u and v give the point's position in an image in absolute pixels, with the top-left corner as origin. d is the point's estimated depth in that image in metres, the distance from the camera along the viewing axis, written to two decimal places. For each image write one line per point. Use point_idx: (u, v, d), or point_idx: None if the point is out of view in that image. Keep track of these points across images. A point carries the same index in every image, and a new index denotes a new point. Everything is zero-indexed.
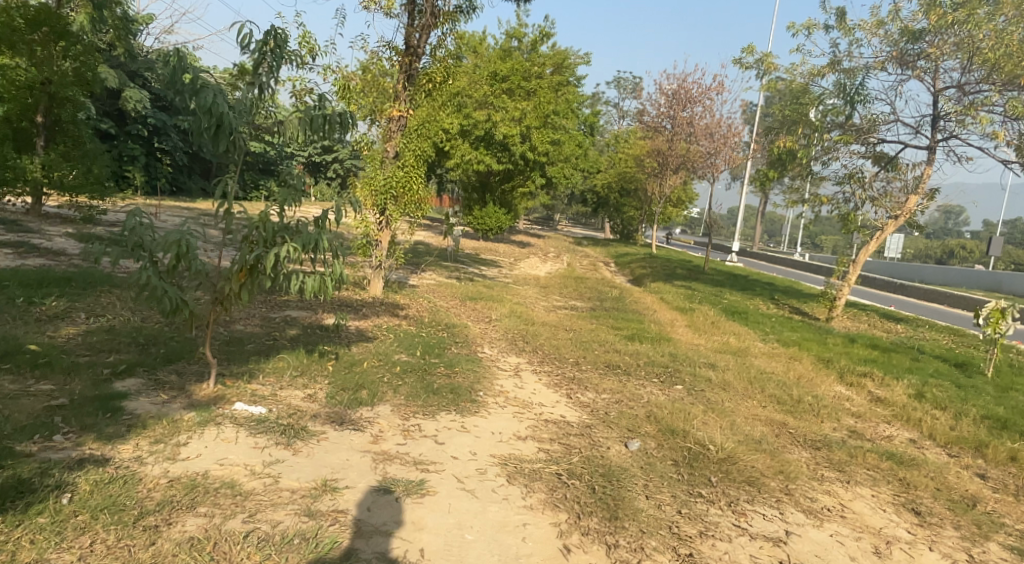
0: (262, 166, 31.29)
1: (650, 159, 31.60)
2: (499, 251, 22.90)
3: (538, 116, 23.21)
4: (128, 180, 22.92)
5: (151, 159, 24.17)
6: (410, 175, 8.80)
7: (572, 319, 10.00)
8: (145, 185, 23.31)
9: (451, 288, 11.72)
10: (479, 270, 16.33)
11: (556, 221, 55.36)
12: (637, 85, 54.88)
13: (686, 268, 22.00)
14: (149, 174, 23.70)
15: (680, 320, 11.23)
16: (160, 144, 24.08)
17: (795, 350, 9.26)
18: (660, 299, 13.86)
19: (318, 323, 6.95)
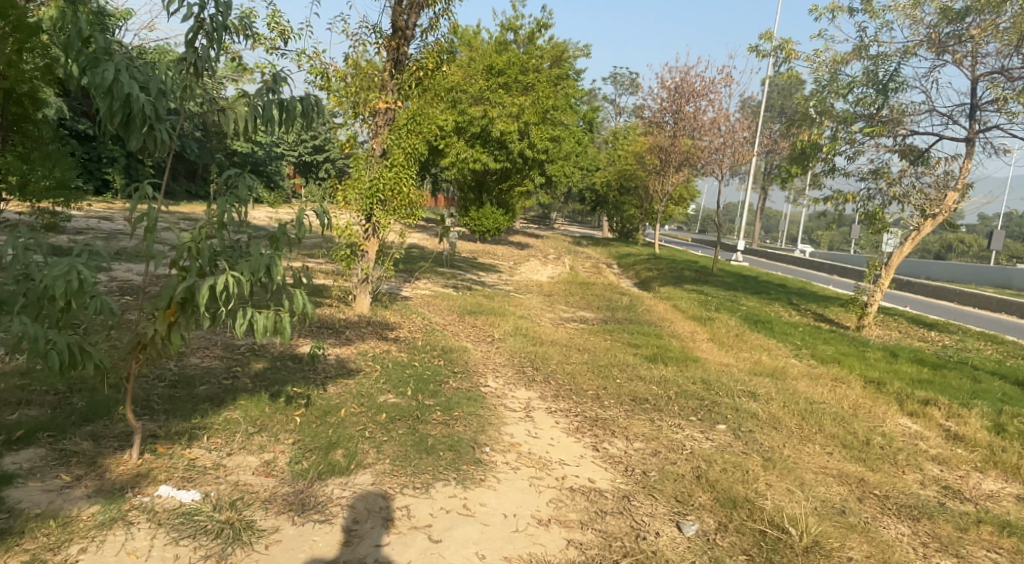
0: (250, 167, 30.25)
1: (652, 156, 30.59)
2: (498, 254, 21.86)
3: (537, 112, 22.20)
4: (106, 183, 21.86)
5: (133, 161, 23.21)
6: (399, 175, 7.71)
7: (585, 336, 8.93)
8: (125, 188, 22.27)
9: (448, 300, 10.61)
10: (477, 276, 15.28)
11: (553, 220, 54.35)
12: (633, 81, 53.90)
13: (693, 270, 20.94)
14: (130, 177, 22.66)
15: (701, 332, 10.19)
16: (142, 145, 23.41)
17: (836, 369, 8.20)
18: (673, 307, 12.85)
19: (290, 354, 5.86)
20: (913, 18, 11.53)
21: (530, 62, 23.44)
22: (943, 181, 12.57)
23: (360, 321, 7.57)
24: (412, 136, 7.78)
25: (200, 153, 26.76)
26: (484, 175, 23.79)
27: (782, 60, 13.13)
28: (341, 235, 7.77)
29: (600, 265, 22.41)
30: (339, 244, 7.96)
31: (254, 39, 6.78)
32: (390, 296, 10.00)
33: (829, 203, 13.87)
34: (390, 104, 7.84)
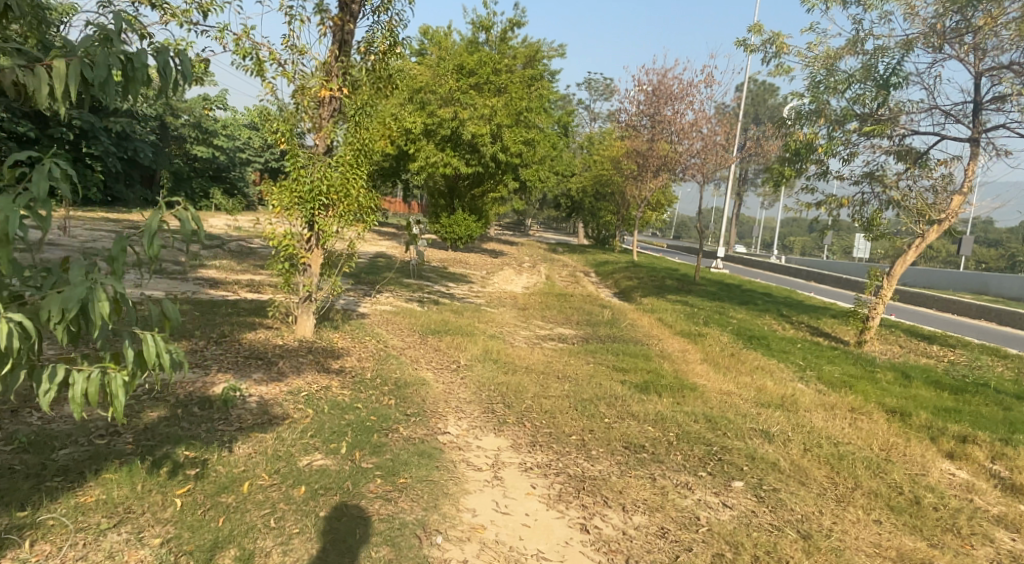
0: (212, 174, 28.78)
1: (629, 161, 29.79)
2: (470, 263, 20.76)
3: (510, 114, 21.18)
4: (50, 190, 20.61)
5: (80, 166, 22.33)
6: (347, 176, 6.58)
7: (566, 359, 7.82)
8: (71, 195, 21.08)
9: (410, 317, 9.41)
10: (446, 287, 14.18)
11: (528, 227, 53.37)
12: (607, 87, 53.48)
13: (675, 278, 20.02)
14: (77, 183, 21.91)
15: (692, 351, 9.19)
16: (87, 148, 22.00)
17: (850, 397, 7.21)
18: (659, 321, 11.89)
19: (199, 398, 4.69)
20: (914, 9, 10.69)
21: (502, 62, 22.37)
22: (942, 184, 11.79)
23: (300, 346, 6.40)
24: (364, 130, 6.65)
25: (156, 158, 25.23)
26: (456, 180, 22.69)
27: (772, 55, 12.20)
28: (278, 245, 6.51)
29: (578, 274, 21.41)
30: (276, 257, 6.74)
31: (164, 11, 5.59)
32: (344, 315, 8.81)
33: (822, 208, 12.96)
34: (337, 91, 6.67)
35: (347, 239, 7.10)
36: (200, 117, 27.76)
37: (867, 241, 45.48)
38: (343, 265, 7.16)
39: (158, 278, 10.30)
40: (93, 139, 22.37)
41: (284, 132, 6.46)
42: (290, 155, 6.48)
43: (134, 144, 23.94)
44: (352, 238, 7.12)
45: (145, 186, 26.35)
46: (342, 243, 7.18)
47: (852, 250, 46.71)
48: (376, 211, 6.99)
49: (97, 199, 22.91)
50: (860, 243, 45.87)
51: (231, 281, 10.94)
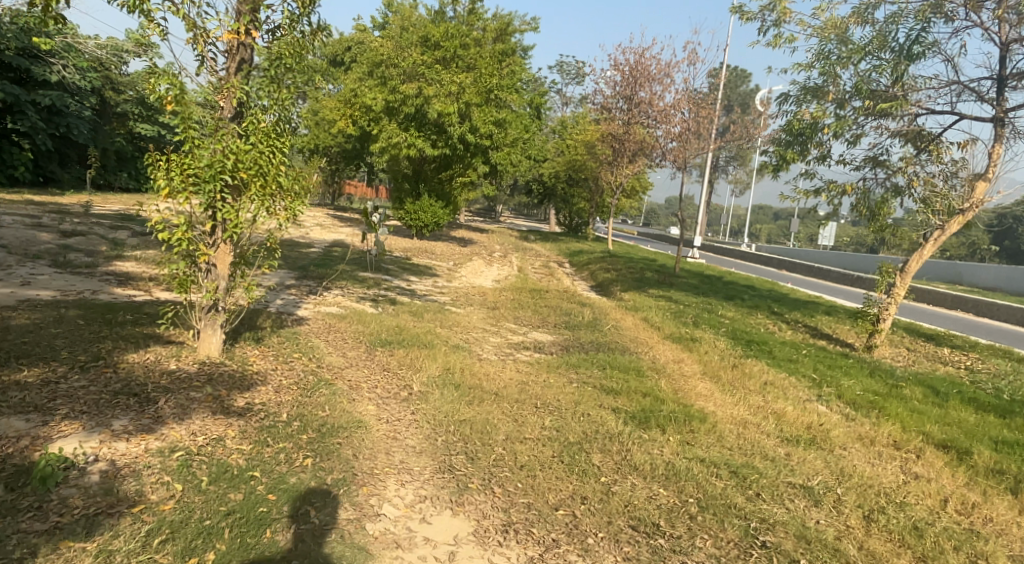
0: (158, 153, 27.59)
1: (603, 145, 28.47)
2: (435, 252, 19.27)
3: (480, 91, 19.66)
4: None
5: (5, 143, 20.23)
6: (262, 149, 5.06)
7: (546, 379, 6.44)
8: None
9: (357, 323, 7.90)
10: (405, 282, 12.71)
11: (498, 213, 51.80)
12: (580, 70, 52.11)
13: (654, 270, 18.77)
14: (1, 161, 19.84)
15: (686, 361, 7.91)
16: (12, 123, 19.86)
17: (886, 424, 5.96)
18: (646, 322, 10.61)
19: (12, 468, 3.22)
20: None
21: (470, 36, 20.80)
22: (954, 170, 10.63)
23: (197, 374, 4.90)
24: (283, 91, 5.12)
25: (94, 136, 23.10)
26: (422, 162, 21.11)
27: (772, 22, 10.81)
28: (169, 241, 4.90)
29: (551, 264, 20.10)
30: (169, 257, 5.16)
31: None
32: (275, 324, 7.25)
33: (822, 196, 11.70)
34: (247, 36, 5.16)
35: (265, 235, 5.55)
36: (143, 92, 25.62)
37: (830, 225, 47.13)
38: (262, 267, 5.62)
39: (54, 275, 8.66)
40: (19, 113, 20.21)
41: (171, 87, 4.84)
42: (181, 119, 4.89)
43: (67, 120, 21.75)
44: (272, 233, 5.56)
45: (82, 166, 24.16)
46: (258, 239, 5.62)
47: (818, 237, 47.41)
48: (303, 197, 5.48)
49: (25, 180, 20.81)
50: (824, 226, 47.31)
51: (148, 278, 9.32)
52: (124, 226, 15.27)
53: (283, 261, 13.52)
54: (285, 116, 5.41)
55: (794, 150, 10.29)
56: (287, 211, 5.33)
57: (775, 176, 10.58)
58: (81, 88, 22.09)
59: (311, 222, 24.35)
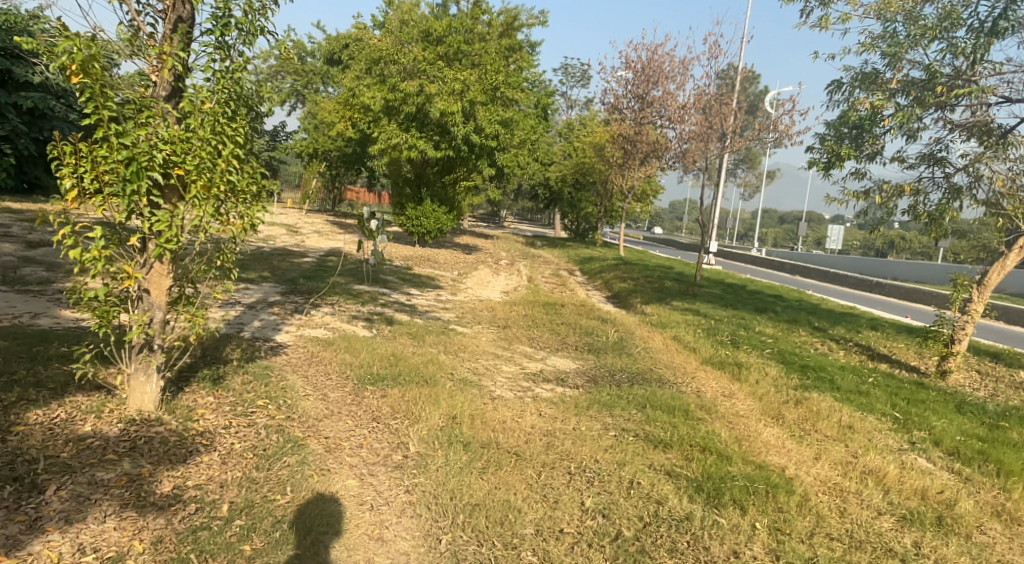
0: None
1: (613, 147, 27.25)
2: (438, 260, 18.02)
3: (485, 90, 18.49)
4: None
5: None
6: (206, 138, 3.78)
7: (575, 429, 5.15)
8: None
9: (343, 352, 6.61)
10: (405, 296, 11.46)
11: (502, 218, 50.54)
12: (585, 71, 51.01)
13: (673, 278, 17.50)
14: None
15: (738, 395, 6.64)
16: None
17: (1013, 488, 4.68)
18: (679, 342, 9.31)
19: None
20: None
21: (475, 30, 19.62)
22: None
23: (117, 441, 3.64)
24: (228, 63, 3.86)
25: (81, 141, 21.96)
26: (423, 165, 19.92)
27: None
28: (80, 261, 3.64)
29: (561, 273, 18.90)
30: (84, 280, 3.89)
31: None
32: (242, 357, 5.95)
33: (874, 199, 10.37)
34: None
35: (216, 248, 4.29)
36: None
37: (838, 227, 46.17)
38: (214, 291, 4.34)
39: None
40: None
41: (77, 52, 3.51)
42: (92, 95, 3.57)
43: (51, 123, 20.57)
44: (226, 246, 4.29)
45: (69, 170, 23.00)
46: (207, 254, 4.36)
47: (826, 239, 46.53)
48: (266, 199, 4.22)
49: (7, 186, 19.64)
50: (830, 228, 46.53)
51: None
52: None
53: (269, 273, 12.27)
54: (239, 93, 4.14)
55: (847, 145, 8.99)
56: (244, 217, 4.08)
57: (825, 175, 9.29)
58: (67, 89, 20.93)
59: (307, 229, 23.13)
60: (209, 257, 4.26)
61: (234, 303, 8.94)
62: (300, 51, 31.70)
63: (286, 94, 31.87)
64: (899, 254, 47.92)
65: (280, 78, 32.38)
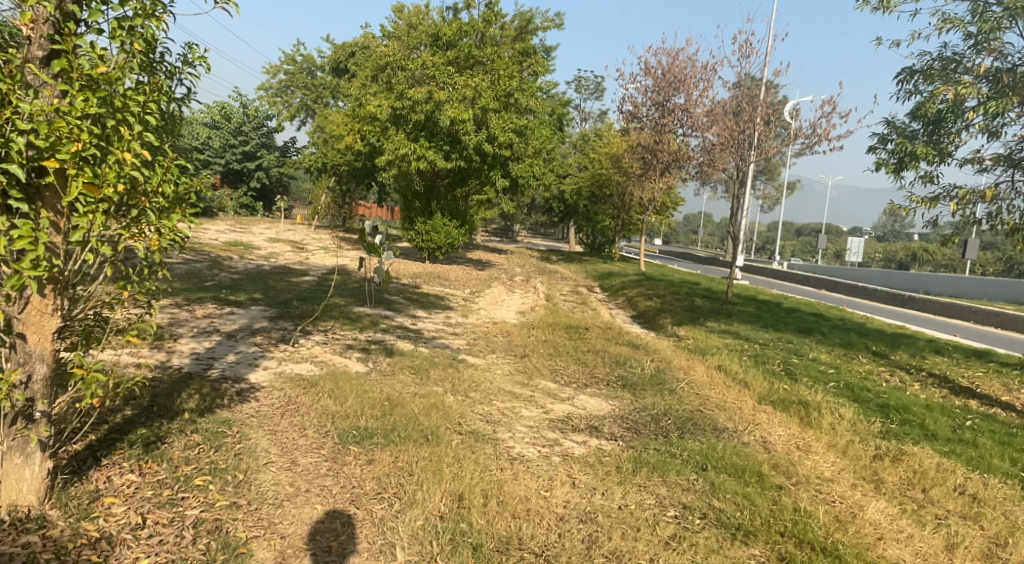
0: None
1: (631, 157, 26.08)
2: (449, 278, 16.85)
3: (498, 96, 17.31)
4: None
5: None
6: (94, 118, 2.65)
7: (623, 508, 3.90)
8: None
9: (327, 397, 5.38)
10: (409, 319, 10.26)
11: (515, 233, 49.46)
12: (600, 84, 50.16)
13: (702, 295, 16.20)
14: None
15: (817, 448, 5.34)
16: None
17: None
18: (725, 374, 8.00)
19: None
20: None
21: (487, 33, 18.59)
22: None
23: None
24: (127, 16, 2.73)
25: None
26: (434, 178, 18.80)
27: None
28: None
29: (580, 290, 17.68)
30: None
31: None
32: (197, 412, 4.75)
33: (951, 208, 8.91)
34: None
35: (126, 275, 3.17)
36: None
37: (859, 239, 44.68)
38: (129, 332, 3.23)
39: None
40: None
41: None
42: None
43: None
44: (132, 272, 3.21)
45: None
46: (116, 279, 3.22)
47: (845, 252, 45.03)
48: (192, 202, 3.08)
49: None
50: (850, 241, 45.06)
51: None
52: None
53: (262, 295, 11.16)
54: (151, 58, 3.03)
55: (923, 144, 7.65)
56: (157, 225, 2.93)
57: (896, 179, 7.97)
58: None
59: (313, 246, 22.05)
60: (114, 287, 3.16)
61: (209, 332, 7.77)
62: (308, 64, 30.94)
63: (296, 109, 31.11)
64: (922, 267, 46.36)
65: (289, 92, 31.64)
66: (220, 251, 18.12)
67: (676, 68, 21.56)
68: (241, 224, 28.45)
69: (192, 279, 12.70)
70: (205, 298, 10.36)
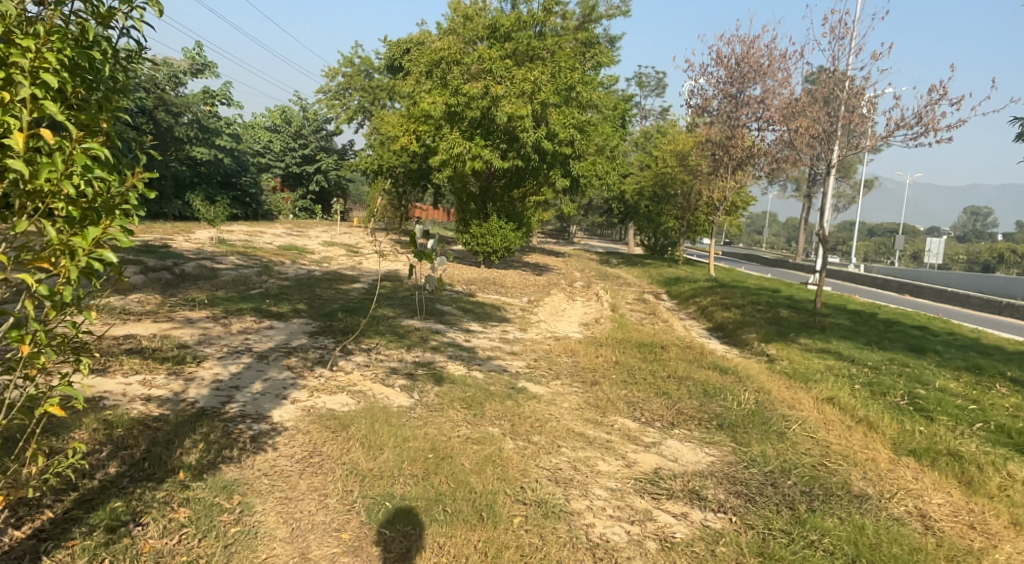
0: (220, 179, 27.05)
1: (698, 155, 24.57)
2: (506, 284, 15.78)
3: (559, 90, 16.10)
4: None
5: None
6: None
7: None
8: None
9: (360, 447, 4.37)
10: (463, 334, 9.20)
11: (573, 235, 48.21)
12: (662, 80, 48.44)
13: (786, 304, 14.64)
14: None
15: (1000, 534, 4.03)
16: None
17: None
18: (840, 411, 6.60)
19: None
20: None
21: (548, 23, 17.47)
22: None
23: None
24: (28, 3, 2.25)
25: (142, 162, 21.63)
26: (490, 178, 17.80)
27: None
28: None
29: (647, 298, 16.37)
30: None
31: None
32: (195, 472, 3.81)
33: None
34: None
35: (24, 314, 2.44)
36: (201, 114, 24.85)
37: (940, 240, 41.56)
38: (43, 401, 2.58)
39: None
40: None
41: None
42: None
43: None
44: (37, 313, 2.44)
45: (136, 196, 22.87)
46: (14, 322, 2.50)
47: (925, 254, 41.96)
48: (128, 203, 2.43)
49: None
50: (930, 241, 41.98)
51: None
52: (135, 263, 12.94)
53: (306, 305, 10.31)
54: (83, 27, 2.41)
55: None
56: (68, 242, 2.27)
57: None
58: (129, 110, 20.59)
59: (367, 249, 21.43)
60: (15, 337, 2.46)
61: (240, 353, 6.89)
62: (365, 66, 30.55)
63: (353, 111, 30.69)
64: (1010, 270, 42.80)
65: (347, 95, 31.28)
66: (272, 255, 17.58)
67: (752, 57, 19.99)
68: (297, 227, 28.16)
69: (237, 287, 12.02)
70: (245, 309, 9.58)
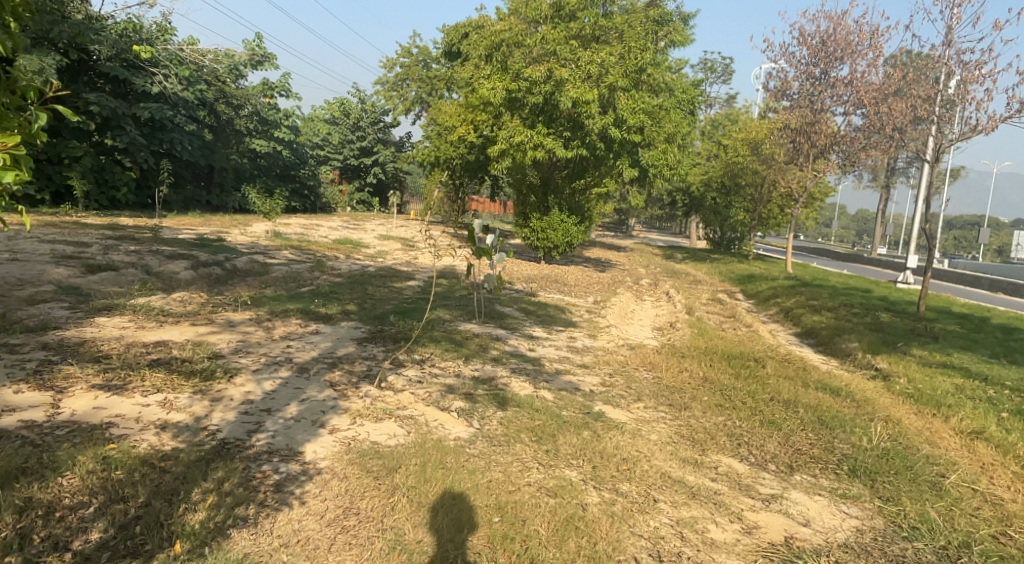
0: (278, 171, 26.88)
1: (773, 143, 22.93)
2: (569, 282, 14.78)
3: (628, 73, 14.91)
4: (70, 195, 16.88)
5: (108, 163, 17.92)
6: None
7: None
8: (95, 200, 17.26)
9: (409, 507, 3.48)
10: (527, 342, 8.21)
11: (632, 228, 46.74)
12: (729, 67, 46.34)
13: (884, 306, 13.14)
14: (100, 181, 17.57)
15: None
16: (110, 140, 17.43)
17: None
18: (995, 450, 5.36)
19: None
20: None
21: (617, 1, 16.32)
22: None
23: None
24: None
25: (202, 152, 21.30)
26: (552, 168, 16.76)
27: None
28: None
29: (723, 298, 15.09)
30: None
31: None
32: (194, 545, 3.01)
33: None
34: None
35: None
36: (261, 106, 24.59)
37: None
38: None
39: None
40: (118, 129, 17.61)
41: None
42: None
43: (171, 135, 19.18)
44: None
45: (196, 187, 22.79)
46: None
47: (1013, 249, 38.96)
48: None
49: (128, 202, 18.40)
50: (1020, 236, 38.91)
51: (98, 363, 5.51)
52: (185, 258, 12.44)
53: (357, 306, 9.53)
54: None
55: None
56: None
57: None
58: (189, 102, 20.31)
59: (423, 244, 20.74)
60: None
61: (278, 365, 6.10)
62: (423, 56, 29.88)
63: (411, 102, 30.08)
64: None
65: (405, 85, 30.71)
66: (327, 250, 17.01)
67: (838, 35, 18.30)
68: (354, 220, 27.79)
69: (287, 284, 11.38)
70: (292, 310, 8.83)
